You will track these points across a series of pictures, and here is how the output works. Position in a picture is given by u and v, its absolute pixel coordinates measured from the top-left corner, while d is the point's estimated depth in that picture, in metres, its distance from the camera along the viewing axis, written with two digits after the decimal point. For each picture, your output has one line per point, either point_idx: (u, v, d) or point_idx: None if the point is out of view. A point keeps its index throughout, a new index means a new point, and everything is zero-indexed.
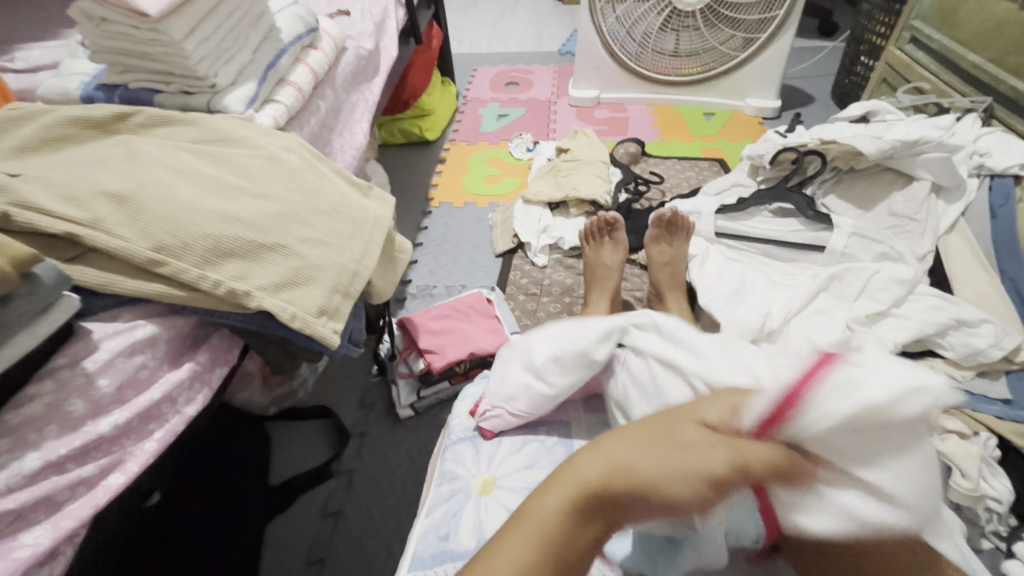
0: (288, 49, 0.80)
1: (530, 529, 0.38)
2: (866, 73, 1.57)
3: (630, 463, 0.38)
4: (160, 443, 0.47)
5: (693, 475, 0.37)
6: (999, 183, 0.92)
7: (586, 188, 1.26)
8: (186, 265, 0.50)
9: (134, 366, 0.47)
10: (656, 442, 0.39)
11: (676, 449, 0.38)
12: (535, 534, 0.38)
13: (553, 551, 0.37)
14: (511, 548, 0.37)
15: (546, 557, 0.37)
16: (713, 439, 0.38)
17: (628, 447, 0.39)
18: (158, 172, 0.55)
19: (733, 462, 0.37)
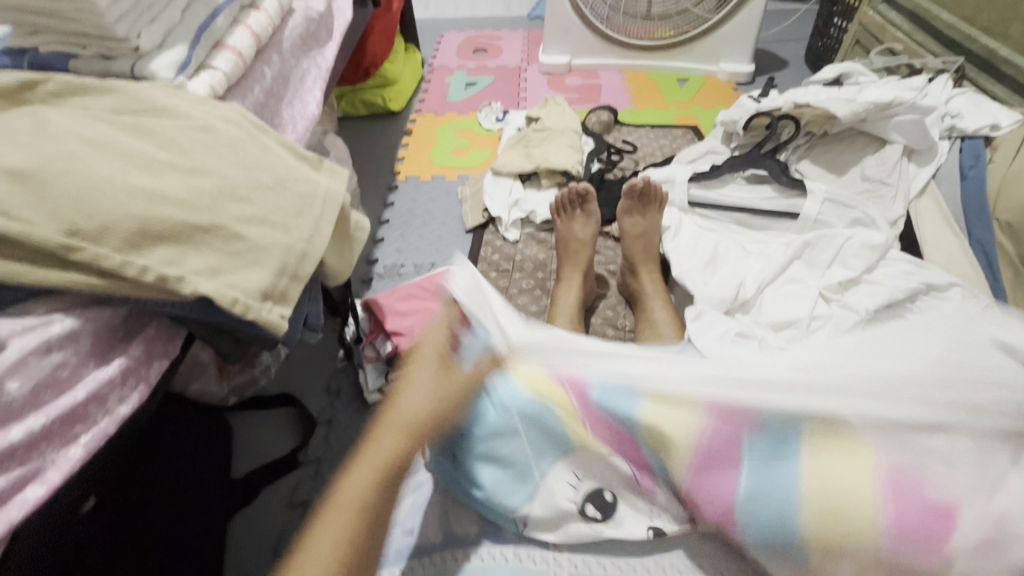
0: (223, 8, 0.73)
1: (370, 465, 0.51)
2: (839, 35, 1.55)
3: (411, 398, 0.55)
4: (87, 449, 0.43)
5: (418, 418, 0.54)
6: (970, 145, 0.91)
7: (557, 158, 1.22)
8: (106, 251, 0.45)
9: (51, 365, 0.42)
10: (434, 389, 0.56)
11: (424, 390, 0.56)
12: (348, 506, 0.49)
13: (363, 509, 0.49)
14: (349, 488, 0.50)
15: (359, 517, 0.49)
16: (424, 393, 0.55)
17: (411, 399, 0.55)
18: (71, 145, 0.48)
19: (434, 407, 0.55)
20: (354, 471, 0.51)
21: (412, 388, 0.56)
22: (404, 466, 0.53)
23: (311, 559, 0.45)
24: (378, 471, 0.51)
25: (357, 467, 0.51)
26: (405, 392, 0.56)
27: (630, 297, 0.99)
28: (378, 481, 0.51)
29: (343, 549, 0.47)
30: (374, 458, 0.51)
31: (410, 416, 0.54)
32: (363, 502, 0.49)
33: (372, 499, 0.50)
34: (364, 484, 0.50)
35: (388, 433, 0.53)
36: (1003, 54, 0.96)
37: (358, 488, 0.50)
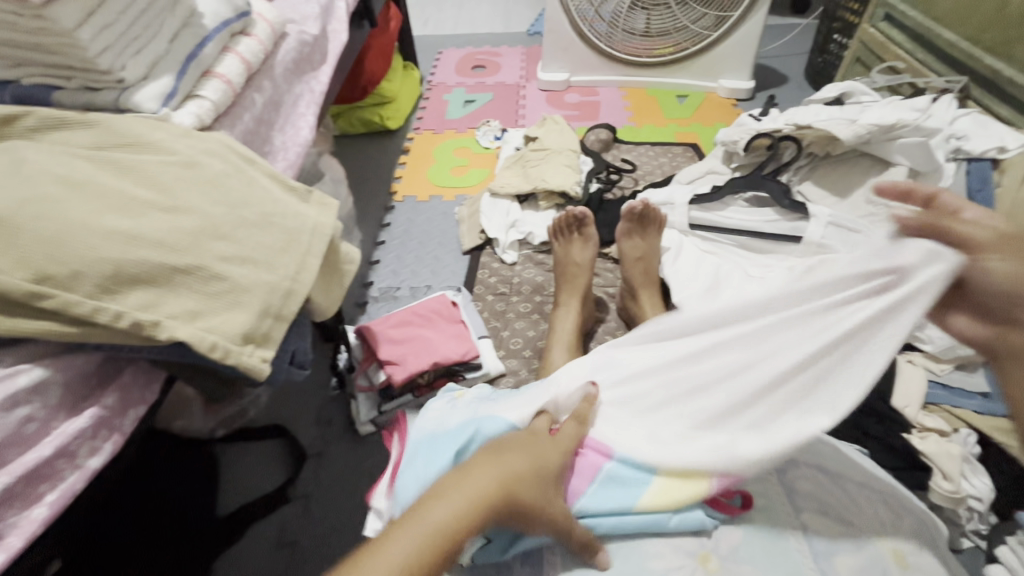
0: (212, 36, 0.71)
1: (460, 495, 0.43)
2: (840, 52, 1.54)
3: (516, 463, 0.47)
4: (52, 509, 0.40)
5: (500, 476, 0.45)
6: (977, 167, 0.88)
7: (555, 179, 1.20)
8: (78, 297, 0.43)
9: (17, 421, 0.40)
10: (493, 454, 0.47)
11: (519, 451, 0.48)
12: (447, 506, 0.41)
13: (434, 536, 0.39)
14: (433, 510, 0.41)
15: (426, 549, 0.39)
16: (526, 450, 0.49)
17: (509, 463, 0.46)
18: (45, 185, 0.47)
19: (500, 486, 0.44)
20: (497, 482, 0.44)
21: (498, 451, 0.47)
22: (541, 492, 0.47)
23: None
24: (471, 500, 0.43)
25: (450, 490, 0.43)
26: (504, 452, 0.48)
27: (629, 321, 0.97)
28: (426, 547, 0.39)
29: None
30: (516, 460, 0.47)
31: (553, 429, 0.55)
32: (451, 531, 0.40)
33: (474, 523, 0.42)
34: (480, 487, 0.44)
35: (521, 452, 0.48)
36: (1008, 74, 0.94)
37: (470, 497, 0.42)
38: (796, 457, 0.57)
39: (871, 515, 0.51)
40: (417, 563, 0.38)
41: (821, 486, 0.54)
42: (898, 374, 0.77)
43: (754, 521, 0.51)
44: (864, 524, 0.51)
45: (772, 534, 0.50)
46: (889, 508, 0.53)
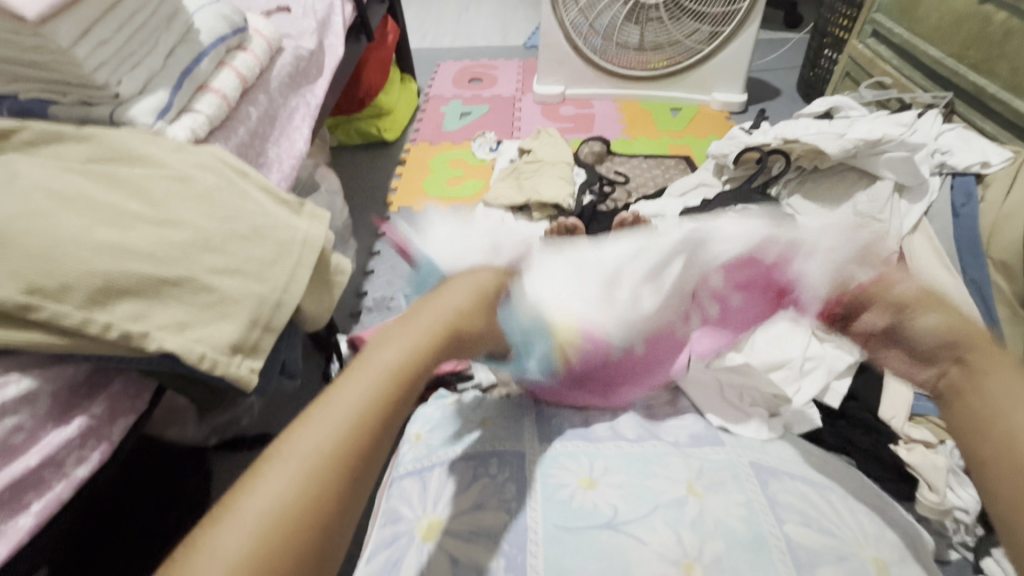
0: (208, 52, 0.73)
1: (328, 426, 0.38)
2: (830, 67, 1.57)
3: (375, 362, 0.43)
4: (38, 519, 0.41)
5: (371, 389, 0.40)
6: (961, 182, 0.90)
7: (548, 191, 1.22)
8: (67, 308, 0.43)
9: (4, 430, 0.41)
10: (353, 369, 0.43)
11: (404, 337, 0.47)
12: (303, 453, 0.36)
13: (310, 481, 0.35)
14: (289, 458, 0.36)
15: (302, 490, 0.34)
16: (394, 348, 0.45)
17: (359, 371, 0.42)
18: (37, 199, 0.47)
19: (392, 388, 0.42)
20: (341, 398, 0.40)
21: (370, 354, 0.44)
22: (424, 376, 0.45)
23: (263, 500, 0.34)
24: (340, 426, 0.38)
25: (304, 431, 0.37)
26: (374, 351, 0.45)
27: None
28: (299, 494, 0.34)
29: (327, 471, 0.36)
30: (378, 363, 0.43)
31: (444, 316, 0.51)
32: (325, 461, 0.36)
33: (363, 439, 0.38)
34: (366, 391, 0.41)
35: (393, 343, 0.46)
36: (992, 90, 0.96)
37: (364, 391, 0.40)
38: (782, 471, 0.58)
39: (855, 528, 0.52)
40: (333, 455, 0.36)
41: (807, 500, 0.54)
42: (885, 385, 0.78)
43: (742, 532, 0.50)
44: (848, 536, 0.51)
45: (757, 544, 0.49)
46: (872, 521, 0.54)
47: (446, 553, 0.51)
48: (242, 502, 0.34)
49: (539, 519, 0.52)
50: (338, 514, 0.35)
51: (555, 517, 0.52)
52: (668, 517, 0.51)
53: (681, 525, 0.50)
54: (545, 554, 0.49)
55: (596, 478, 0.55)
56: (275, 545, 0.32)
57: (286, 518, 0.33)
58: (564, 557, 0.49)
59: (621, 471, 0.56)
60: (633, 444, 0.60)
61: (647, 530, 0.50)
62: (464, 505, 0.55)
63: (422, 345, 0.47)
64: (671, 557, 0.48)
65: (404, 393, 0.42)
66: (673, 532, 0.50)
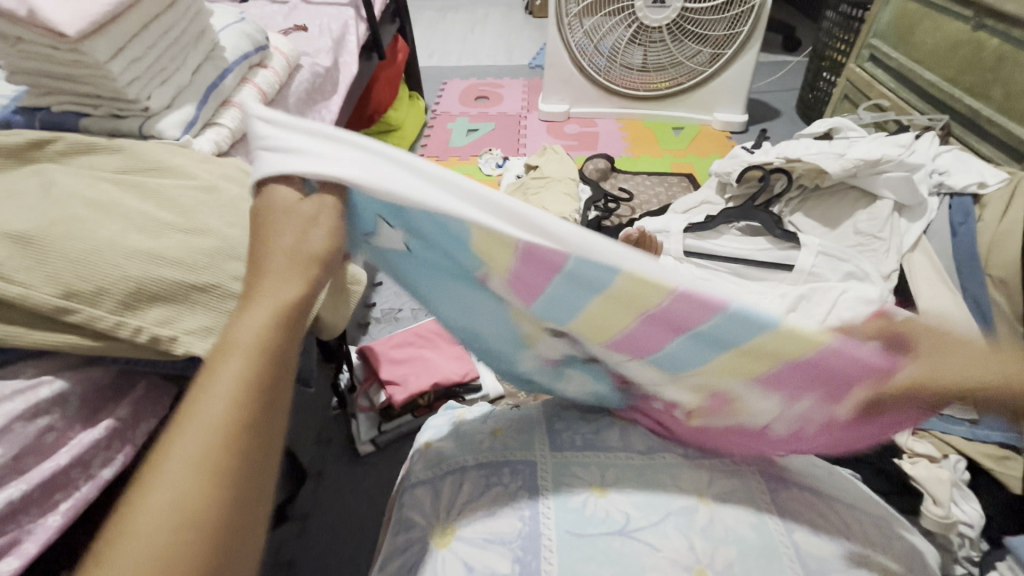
0: (232, 69, 0.76)
1: (194, 428, 0.31)
2: (828, 89, 1.61)
3: (239, 332, 0.35)
4: (66, 517, 0.42)
5: (237, 374, 0.33)
6: (959, 202, 0.92)
7: (555, 207, 1.24)
8: (101, 312, 0.45)
9: (37, 430, 0.42)
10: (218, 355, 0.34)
11: (265, 306, 0.36)
12: (176, 466, 0.30)
13: (198, 497, 0.30)
14: (160, 482, 0.30)
15: (184, 511, 0.29)
16: (256, 317, 0.35)
17: (241, 330, 0.35)
18: (74, 207, 0.49)
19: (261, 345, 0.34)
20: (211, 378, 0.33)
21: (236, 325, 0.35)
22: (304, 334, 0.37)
23: (136, 548, 0.28)
24: (216, 423, 0.31)
25: (163, 464, 0.30)
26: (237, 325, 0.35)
27: None
28: (191, 515, 0.29)
29: (205, 483, 0.30)
30: (235, 341, 0.34)
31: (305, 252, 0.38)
32: (203, 470, 0.30)
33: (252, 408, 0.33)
34: (228, 380, 0.33)
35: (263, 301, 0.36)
36: (987, 114, 0.99)
37: (231, 384, 0.33)
38: (789, 479, 0.59)
39: (861, 538, 0.53)
40: (208, 459, 0.31)
41: (814, 509, 0.55)
42: None
43: (752, 540, 0.51)
44: (854, 546, 0.52)
45: (767, 552, 0.50)
46: (880, 532, 0.55)
47: (461, 560, 0.52)
48: (111, 558, 0.28)
49: (553, 525, 0.53)
50: (233, 516, 0.31)
51: (568, 524, 0.53)
52: (680, 525, 0.52)
53: (693, 531, 0.51)
54: (560, 562, 0.50)
55: (607, 486, 0.56)
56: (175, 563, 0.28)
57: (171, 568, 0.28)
58: (579, 566, 0.49)
59: (633, 478, 0.57)
60: (644, 452, 0.61)
61: (659, 538, 0.51)
62: (477, 512, 0.56)
63: (280, 321, 0.36)
64: (683, 565, 0.49)
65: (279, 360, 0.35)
66: (686, 540, 0.51)
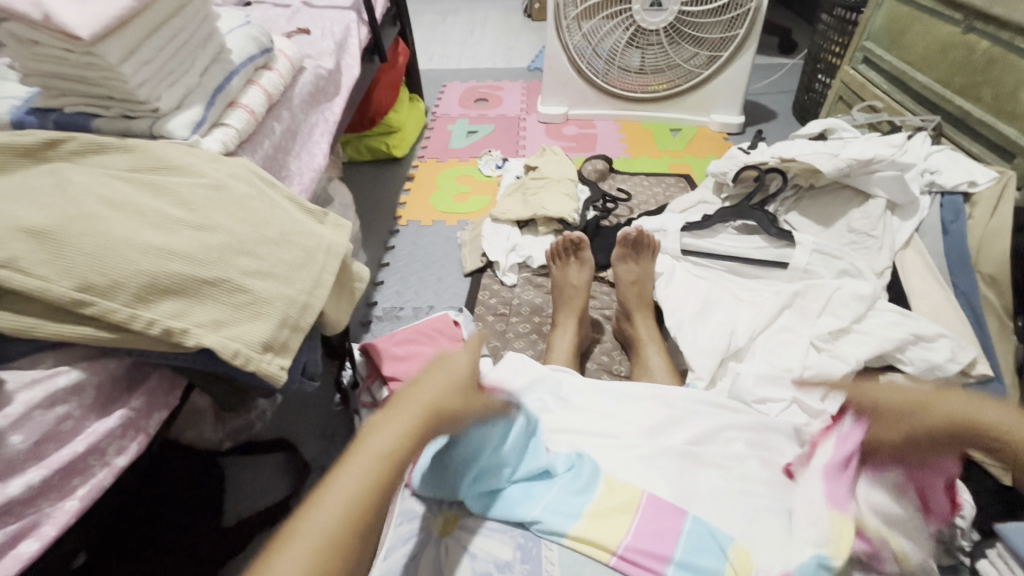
0: (239, 71, 0.77)
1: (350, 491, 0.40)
2: (824, 91, 1.63)
3: (377, 434, 0.44)
4: (83, 502, 0.43)
5: (392, 447, 0.44)
6: (950, 201, 0.94)
7: (554, 207, 1.26)
8: (117, 305, 0.47)
9: (55, 418, 0.44)
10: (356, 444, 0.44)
11: (397, 419, 0.46)
12: (336, 501, 0.40)
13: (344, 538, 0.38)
14: (312, 522, 0.38)
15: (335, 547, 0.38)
16: (391, 429, 0.45)
17: (378, 433, 0.44)
18: (88, 203, 0.51)
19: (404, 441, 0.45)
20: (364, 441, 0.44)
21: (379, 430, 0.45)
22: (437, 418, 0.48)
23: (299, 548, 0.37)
24: (373, 482, 0.42)
25: (320, 500, 0.40)
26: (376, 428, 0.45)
27: (625, 342, 1.01)
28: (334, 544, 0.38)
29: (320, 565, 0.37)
30: (372, 449, 0.43)
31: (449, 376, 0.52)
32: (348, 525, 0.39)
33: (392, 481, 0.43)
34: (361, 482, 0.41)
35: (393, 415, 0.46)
36: (977, 115, 1.01)
37: (371, 459, 0.42)
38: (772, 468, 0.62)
39: None
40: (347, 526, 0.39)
41: None
42: None
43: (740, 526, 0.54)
44: None
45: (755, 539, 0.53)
46: None
47: (464, 546, 0.53)
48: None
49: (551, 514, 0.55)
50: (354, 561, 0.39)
51: None
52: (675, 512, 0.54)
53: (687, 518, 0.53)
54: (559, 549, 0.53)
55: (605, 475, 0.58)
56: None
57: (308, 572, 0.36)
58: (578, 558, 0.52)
59: (630, 468, 0.59)
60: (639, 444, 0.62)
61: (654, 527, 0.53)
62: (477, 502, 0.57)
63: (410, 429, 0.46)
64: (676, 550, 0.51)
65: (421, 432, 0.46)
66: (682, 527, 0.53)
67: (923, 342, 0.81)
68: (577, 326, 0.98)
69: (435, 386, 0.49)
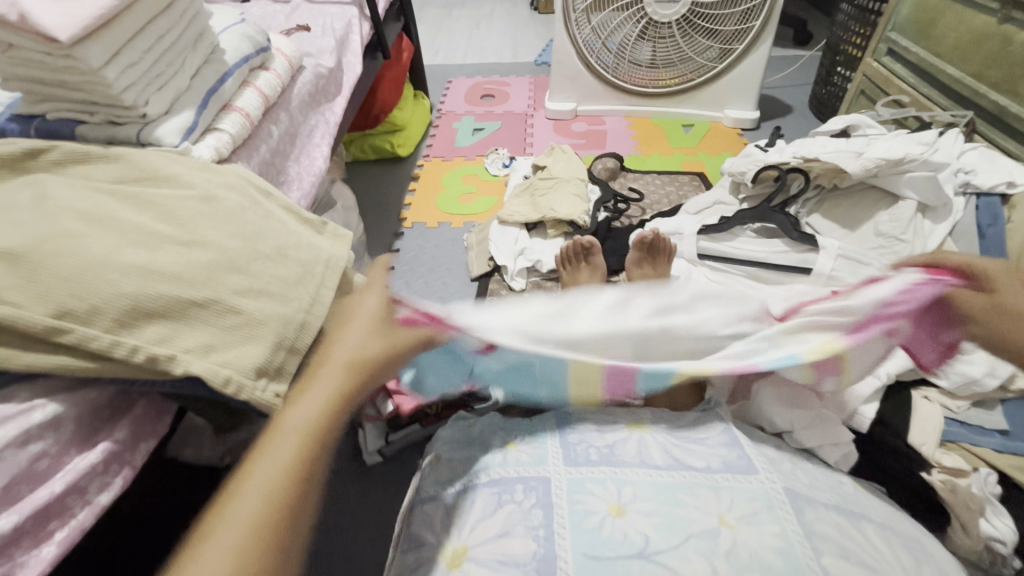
0: (233, 72, 0.74)
1: (270, 469, 0.42)
2: (843, 84, 1.57)
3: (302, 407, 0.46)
4: (61, 548, 0.40)
5: (313, 415, 0.46)
6: (987, 203, 0.88)
7: (564, 208, 1.21)
8: (95, 332, 0.43)
9: (29, 457, 0.40)
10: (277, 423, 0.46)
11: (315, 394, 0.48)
12: (260, 481, 0.41)
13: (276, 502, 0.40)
14: (239, 505, 0.40)
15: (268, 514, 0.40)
16: (309, 402, 0.47)
17: (298, 405, 0.46)
18: (66, 220, 0.47)
19: (325, 408, 0.47)
20: (285, 419, 0.46)
21: (300, 401, 0.47)
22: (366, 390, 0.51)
23: (226, 536, 0.39)
24: (298, 450, 0.43)
25: (242, 488, 0.41)
26: (297, 403, 0.47)
27: None
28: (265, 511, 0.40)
29: (252, 536, 0.39)
30: (295, 422, 0.45)
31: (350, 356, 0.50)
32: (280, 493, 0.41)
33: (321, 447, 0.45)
34: (282, 458, 0.43)
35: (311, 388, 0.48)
36: (1014, 110, 0.95)
37: (294, 436, 0.44)
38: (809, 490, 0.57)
39: (890, 561, 0.51)
40: (276, 497, 0.41)
41: (842, 531, 0.53)
42: (913, 410, 0.74)
43: (777, 565, 0.48)
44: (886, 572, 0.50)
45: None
46: (909, 558, 0.53)
47: None
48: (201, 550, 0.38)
49: (569, 547, 0.51)
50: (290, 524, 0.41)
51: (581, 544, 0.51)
52: (702, 546, 0.50)
53: (715, 556, 0.49)
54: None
55: (624, 505, 0.54)
56: (250, 548, 0.38)
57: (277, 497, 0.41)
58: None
59: (650, 494, 0.55)
60: (664, 470, 0.58)
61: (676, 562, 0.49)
62: (489, 532, 0.54)
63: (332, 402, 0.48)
64: None
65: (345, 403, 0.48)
66: (710, 562, 0.48)
67: None
68: None
69: (346, 346, 0.52)
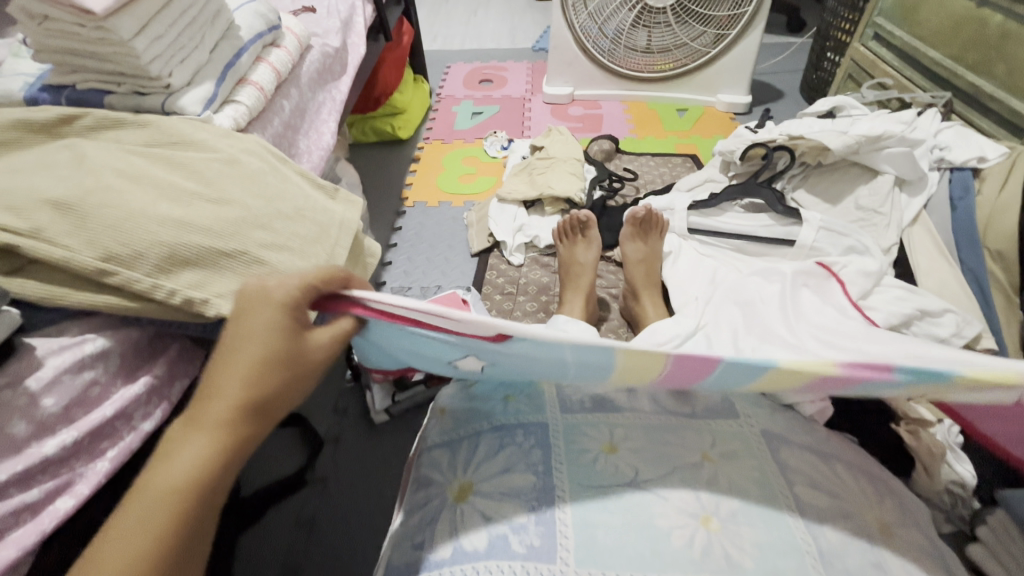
0: (248, 48, 0.78)
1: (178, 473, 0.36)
2: (833, 69, 1.61)
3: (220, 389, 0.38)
4: (113, 463, 0.45)
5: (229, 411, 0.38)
6: (959, 177, 0.94)
7: (561, 186, 1.26)
8: (138, 275, 0.48)
9: (83, 383, 0.45)
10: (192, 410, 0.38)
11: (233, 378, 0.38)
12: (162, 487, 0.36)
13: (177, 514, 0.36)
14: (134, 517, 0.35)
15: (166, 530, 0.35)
16: (229, 389, 0.38)
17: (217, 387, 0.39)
18: (106, 176, 0.52)
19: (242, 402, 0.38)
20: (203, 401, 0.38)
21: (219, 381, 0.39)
22: (289, 404, 0.42)
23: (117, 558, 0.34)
24: (209, 454, 0.37)
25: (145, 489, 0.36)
26: (216, 382, 0.39)
27: (632, 320, 1.02)
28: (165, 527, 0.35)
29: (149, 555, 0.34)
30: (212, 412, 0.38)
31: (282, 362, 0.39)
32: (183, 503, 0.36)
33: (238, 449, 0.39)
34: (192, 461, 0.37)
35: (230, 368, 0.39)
36: (989, 90, 1.00)
37: (207, 435, 0.37)
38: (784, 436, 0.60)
39: (856, 488, 0.56)
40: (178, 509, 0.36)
41: (815, 466, 0.58)
42: None
43: (754, 493, 0.54)
44: (852, 498, 0.55)
45: (767, 504, 0.53)
46: (874, 490, 0.57)
47: (478, 512, 0.55)
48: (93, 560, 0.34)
49: (565, 480, 0.56)
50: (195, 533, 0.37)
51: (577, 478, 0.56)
52: (688, 477, 0.55)
53: (698, 485, 0.54)
54: (573, 513, 0.53)
55: (617, 444, 0.59)
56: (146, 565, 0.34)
57: (150, 561, 0.34)
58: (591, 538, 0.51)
59: (639, 434, 0.60)
60: (650, 415, 0.63)
61: (664, 492, 0.54)
62: (494, 469, 0.59)
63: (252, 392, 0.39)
64: (687, 511, 0.52)
65: (258, 431, 0.40)
66: (693, 490, 0.54)
67: (930, 318, 0.82)
68: (585, 304, 0.98)
69: (271, 320, 0.40)
